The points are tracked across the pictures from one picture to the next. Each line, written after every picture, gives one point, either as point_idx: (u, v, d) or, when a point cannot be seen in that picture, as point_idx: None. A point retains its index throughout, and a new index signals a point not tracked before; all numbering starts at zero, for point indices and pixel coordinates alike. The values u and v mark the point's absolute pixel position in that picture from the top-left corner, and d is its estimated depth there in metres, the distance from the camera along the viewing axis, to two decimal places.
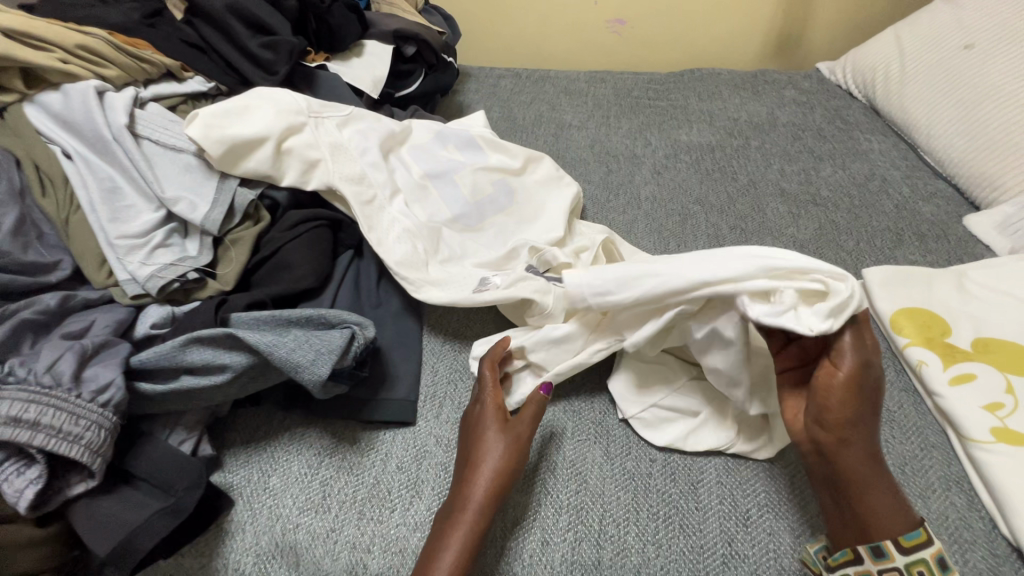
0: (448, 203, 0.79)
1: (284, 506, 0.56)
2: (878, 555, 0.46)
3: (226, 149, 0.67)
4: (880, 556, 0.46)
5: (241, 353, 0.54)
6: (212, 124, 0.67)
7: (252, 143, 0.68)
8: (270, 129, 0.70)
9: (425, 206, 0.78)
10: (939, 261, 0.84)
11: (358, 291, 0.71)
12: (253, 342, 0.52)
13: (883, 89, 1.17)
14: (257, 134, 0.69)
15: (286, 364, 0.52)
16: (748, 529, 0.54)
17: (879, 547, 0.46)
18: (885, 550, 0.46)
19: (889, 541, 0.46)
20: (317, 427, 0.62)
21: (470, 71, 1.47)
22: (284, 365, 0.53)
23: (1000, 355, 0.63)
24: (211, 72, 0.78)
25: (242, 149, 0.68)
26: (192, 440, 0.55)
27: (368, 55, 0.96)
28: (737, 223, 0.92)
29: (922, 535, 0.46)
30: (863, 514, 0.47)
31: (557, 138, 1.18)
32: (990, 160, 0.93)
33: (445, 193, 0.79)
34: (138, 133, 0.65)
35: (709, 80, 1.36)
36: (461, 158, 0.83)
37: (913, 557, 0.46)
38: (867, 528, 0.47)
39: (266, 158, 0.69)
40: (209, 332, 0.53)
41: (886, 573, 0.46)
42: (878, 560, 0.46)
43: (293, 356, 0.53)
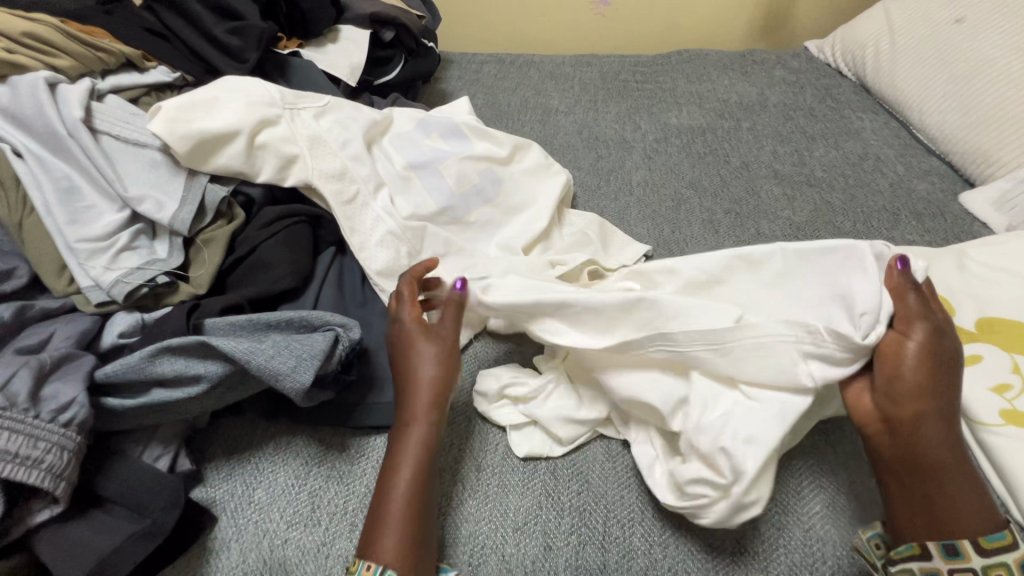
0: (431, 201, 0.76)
1: (271, 520, 0.53)
2: (953, 555, 0.43)
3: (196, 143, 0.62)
4: (953, 555, 0.43)
5: (217, 361, 0.50)
6: (182, 118, 0.63)
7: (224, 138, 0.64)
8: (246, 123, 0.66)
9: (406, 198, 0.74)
10: (937, 240, 0.82)
11: (342, 290, 0.68)
12: (228, 350, 0.49)
13: (874, 67, 1.15)
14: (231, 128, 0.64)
15: (264, 372, 0.49)
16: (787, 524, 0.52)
17: (953, 546, 0.43)
18: (959, 548, 0.43)
19: (968, 541, 0.43)
20: (303, 436, 0.59)
21: (452, 57, 1.43)
22: (263, 374, 0.49)
23: (1005, 334, 0.62)
24: (176, 61, 0.74)
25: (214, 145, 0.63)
26: (168, 455, 0.52)
27: (345, 41, 0.91)
28: (732, 206, 0.90)
29: (1006, 538, 0.43)
30: (948, 509, 0.44)
31: (544, 125, 1.14)
32: (983, 135, 0.91)
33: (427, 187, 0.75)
34: (96, 127, 0.61)
35: (696, 62, 1.33)
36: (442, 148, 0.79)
37: (994, 559, 0.43)
38: (946, 525, 0.44)
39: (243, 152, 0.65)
40: (180, 340, 0.49)
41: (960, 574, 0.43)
42: (951, 558, 0.43)
43: (272, 364, 0.49)
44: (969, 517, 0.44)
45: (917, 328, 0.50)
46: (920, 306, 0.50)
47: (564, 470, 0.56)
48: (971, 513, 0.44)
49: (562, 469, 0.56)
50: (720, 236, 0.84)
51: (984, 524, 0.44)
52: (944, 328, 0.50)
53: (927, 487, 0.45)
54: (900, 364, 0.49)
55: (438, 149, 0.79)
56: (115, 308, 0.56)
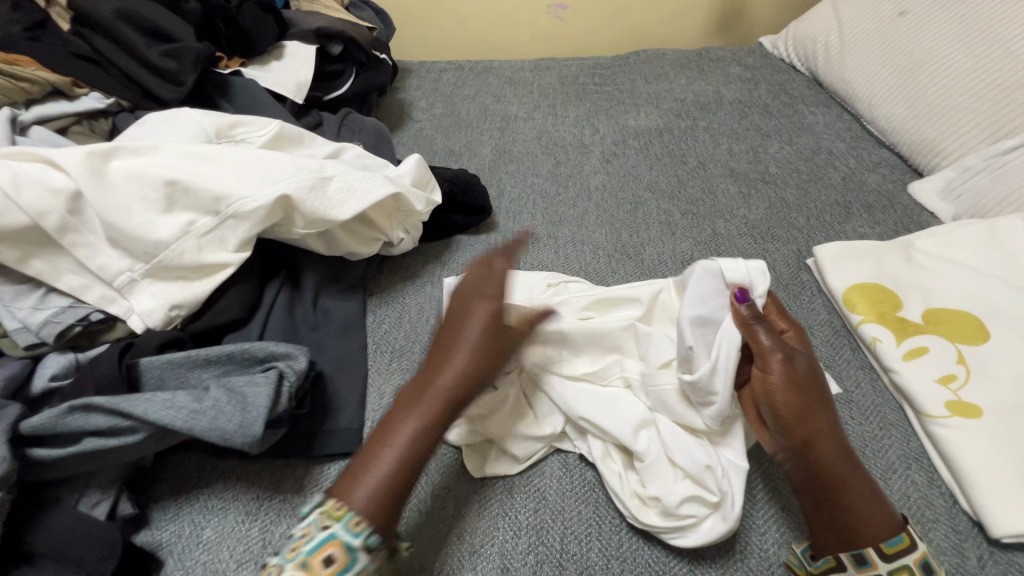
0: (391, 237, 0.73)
1: (220, 560, 0.51)
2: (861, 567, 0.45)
3: (161, 186, 0.57)
4: (862, 564, 0.45)
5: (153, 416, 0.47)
6: (124, 164, 0.57)
7: (194, 174, 0.59)
8: (208, 164, 0.61)
9: (340, 207, 0.64)
10: (888, 232, 0.83)
11: (293, 316, 0.66)
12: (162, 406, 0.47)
13: (824, 61, 1.17)
14: (197, 170, 0.60)
15: (206, 425, 0.47)
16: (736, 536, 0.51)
17: (860, 554, 0.46)
18: (867, 557, 0.45)
19: (871, 548, 0.45)
20: (254, 469, 0.57)
21: (411, 66, 1.41)
22: (205, 428, 0.47)
23: (951, 325, 0.63)
24: (109, 87, 0.72)
25: (195, 188, 0.58)
26: (107, 502, 0.50)
27: (289, 57, 0.90)
28: (689, 207, 0.90)
29: (905, 540, 0.46)
30: (852, 519, 0.47)
31: (503, 132, 1.13)
32: (928, 125, 0.93)
33: (375, 211, 0.69)
34: None
35: (654, 62, 1.34)
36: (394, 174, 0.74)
37: (896, 564, 0.45)
38: (852, 535, 0.46)
39: (223, 183, 0.59)
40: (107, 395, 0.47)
41: None
42: (861, 568, 0.45)
43: (213, 416, 0.47)
44: (869, 525, 0.46)
45: (772, 354, 0.53)
46: (771, 339, 0.54)
47: (521, 488, 0.56)
48: (876, 519, 0.47)
49: (519, 487, 0.56)
50: (677, 238, 0.84)
51: (883, 529, 0.46)
52: (797, 354, 0.54)
53: (831, 503, 0.48)
54: (775, 394, 0.52)
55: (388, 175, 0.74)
56: (46, 350, 0.54)
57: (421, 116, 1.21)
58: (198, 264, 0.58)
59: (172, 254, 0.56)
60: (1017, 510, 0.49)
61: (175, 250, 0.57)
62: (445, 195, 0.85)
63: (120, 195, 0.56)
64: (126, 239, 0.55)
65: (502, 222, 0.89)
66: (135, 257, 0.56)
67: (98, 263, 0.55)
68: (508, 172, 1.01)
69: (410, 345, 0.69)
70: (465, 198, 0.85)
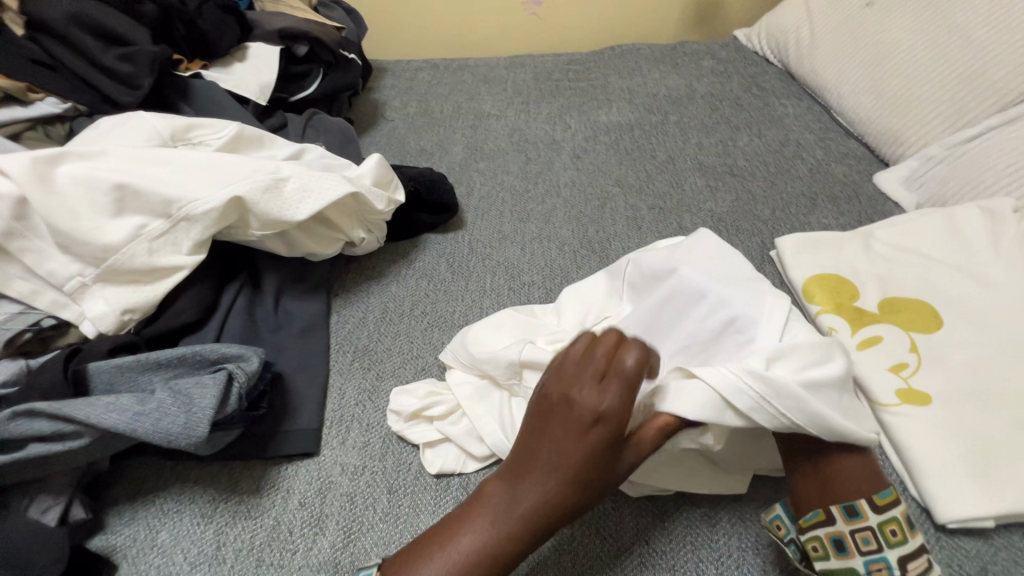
0: (354, 236, 0.73)
1: (174, 562, 0.51)
2: (840, 551, 0.44)
3: (110, 191, 0.57)
4: (852, 515, 0.44)
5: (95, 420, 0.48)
6: (72, 169, 0.57)
7: (142, 179, 0.59)
8: (158, 167, 0.61)
9: (294, 211, 0.63)
10: (852, 222, 0.84)
11: (253, 318, 0.66)
12: (106, 415, 0.47)
13: (796, 53, 1.17)
14: (147, 174, 0.60)
15: (151, 431, 0.48)
16: (686, 528, 0.52)
17: (852, 505, 0.44)
18: (858, 508, 0.44)
19: (862, 499, 0.44)
20: (211, 472, 0.57)
21: (387, 66, 1.41)
22: (151, 433, 0.48)
23: (905, 313, 0.64)
24: (66, 92, 0.71)
25: (145, 192, 0.58)
26: (59, 506, 0.50)
27: (253, 58, 0.90)
28: (657, 201, 0.90)
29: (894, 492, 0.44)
30: (830, 472, 0.46)
31: (475, 129, 1.13)
32: (892, 116, 0.93)
33: (334, 213, 0.69)
34: None
35: (628, 57, 1.34)
36: (353, 175, 0.74)
37: (887, 515, 0.43)
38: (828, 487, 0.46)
39: (172, 188, 0.59)
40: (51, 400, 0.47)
41: (860, 532, 0.43)
42: (851, 519, 0.44)
43: (158, 421, 0.48)
44: (857, 480, 0.45)
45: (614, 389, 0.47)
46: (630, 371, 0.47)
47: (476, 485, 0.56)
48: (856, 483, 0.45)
49: (474, 484, 0.56)
50: (644, 233, 0.84)
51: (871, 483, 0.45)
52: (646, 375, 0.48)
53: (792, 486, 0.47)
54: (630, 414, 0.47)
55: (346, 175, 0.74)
56: None
57: (394, 115, 1.21)
58: (150, 268, 0.58)
59: (122, 258, 0.57)
60: (961, 494, 0.50)
61: (126, 254, 0.57)
62: (410, 194, 0.85)
63: (69, 200, 0.56)
64: (77, 244, 0.56)
65: (469, 220, 0.89)
66: (86, 261, 0.56)
67: (48, 268, 0.55)
68: (478, 170, 1.01)
69: (372, 344, 0.69)
70: (430, 196, 0.86)
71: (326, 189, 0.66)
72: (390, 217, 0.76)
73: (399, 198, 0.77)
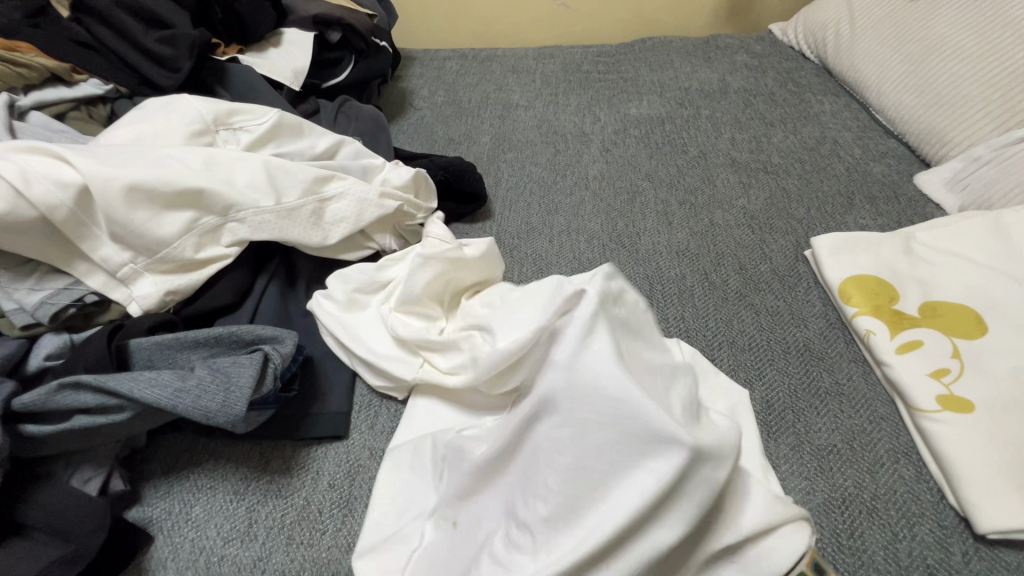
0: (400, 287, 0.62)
1: (208, 537, 0.52)
2: None
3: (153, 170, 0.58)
4: None
5: (136, 396, 0.48)
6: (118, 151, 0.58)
7: (186, 167, 0.60)
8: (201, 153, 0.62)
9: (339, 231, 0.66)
10: (890, 224, 0.81)
11: (285, 301, 0.67)
12: (148, 391, 0.48)
13: (834, 48, 1.14)
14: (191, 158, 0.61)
15: (191, 408, 0.48)
16: None
17: None
18: None
19: None
20: (243, 451, 0.58)
21: (415, 54, 1.41)
22: (190, 410, 0.49)
23: (947, 318, 0.62)
24: (107, 73, 0.72)
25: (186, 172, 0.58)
26: (99, 477, 0.52)
27: (287, 44, 0.91)
28: (687, 197, 0.89)
29: None
30: None
31: (503, 120, 1.13)
32: (937, 114, 0.90)
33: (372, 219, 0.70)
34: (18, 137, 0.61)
35: (660, 50, 1.32)
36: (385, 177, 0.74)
37: None
38: None
39: (218, 181, 0.61)
40: (94, 375, 0.48)
41: None
42: None
43: (197, 399, 0.49)
44: None
45: None
46: None
47: None
48: None
49: None
50: (673, 228, 0.83)
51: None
52: None
53: None
54: None
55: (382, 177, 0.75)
56: (41, 330, 0.55)
57: (422, 104, 1.21)
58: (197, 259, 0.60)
59: (174, 252, 0.59)
60: (1003, 506, 0.48)
61: (177, 248, 0.59)
62: (440, 183, 0.86)
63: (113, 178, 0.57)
64: (119, 222, 0.56)
65: (497, 210, 0.89)
66: (127, 239, 0.57)
67: (93, 247, 0.56)
68: (505, 161, 1.01)
69: None
70: (460, 185, 0.86)
71: (365, 192, 0.69)
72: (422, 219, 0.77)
73: (430, 204, 0.78)
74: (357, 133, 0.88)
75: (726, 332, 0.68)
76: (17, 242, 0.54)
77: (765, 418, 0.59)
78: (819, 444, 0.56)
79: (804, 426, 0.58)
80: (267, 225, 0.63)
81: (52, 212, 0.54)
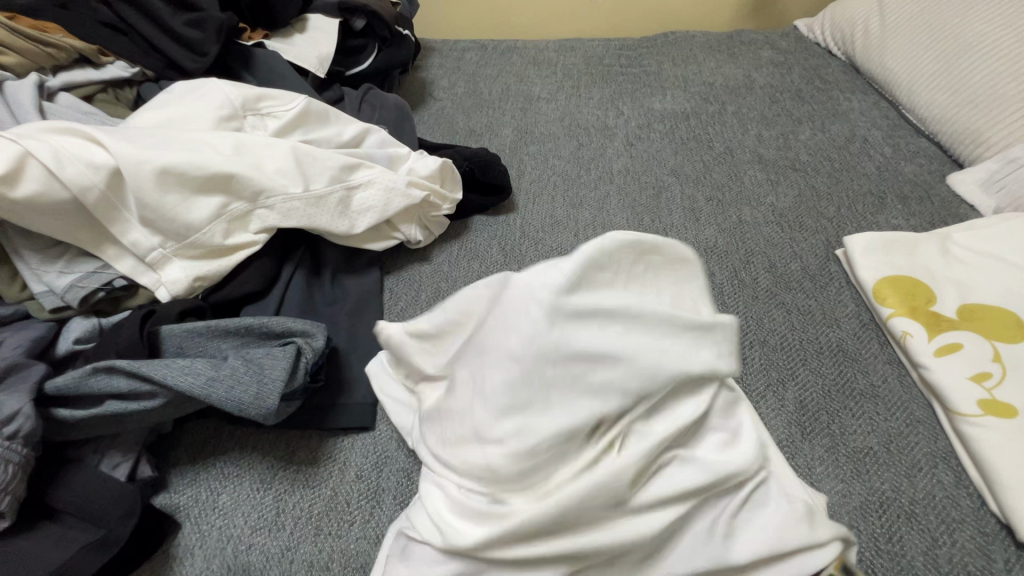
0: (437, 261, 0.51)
1: (235, 526, 0.52)
2: None
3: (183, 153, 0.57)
4: None
5: (169, 384, 0.48)
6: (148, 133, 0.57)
7: (216, 152, 0.59)
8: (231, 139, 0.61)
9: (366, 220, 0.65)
10: (923, 224, 0.80)
11: (311, 289, 0.66)
12: (181, 379, 0.48)
13: (863, 45, 1.12)
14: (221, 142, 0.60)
15: (223, 398, 0.48)
16: None
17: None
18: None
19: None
20: (269, 441, 0.57)
21: (433, 44, 1.39)
22: (222, 400, 0.48)
23: (987, 321, 0.61)
24: (135, 55, 0.71)
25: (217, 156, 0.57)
26: (127, 463, 0.52)
27: (312, 30, 0.90)
28: (714, 193, 0.87)
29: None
30: None
31: (525, 112, 1.11)
32: (972, 114, 0.88)
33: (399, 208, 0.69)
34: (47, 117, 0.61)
35: (683, 44, 1.30)
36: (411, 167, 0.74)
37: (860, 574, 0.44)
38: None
39: (248, 165, 0.60)
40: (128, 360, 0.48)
41: None
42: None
43: (230, 390, 0.48)
44: None
45: None
46: None
47: None
48: None
49: None
50: (701, 224, 0.82)
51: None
52: None
53: None
54: None
55: (408, 167, 0.74)
56: (71, 313, 0.55)
57: (442, 95, 1.20)
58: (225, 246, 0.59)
59: (203, 238, 0.58)
60: None
61: (206, 234, 0.58)
62: (464, 174, 0.85)
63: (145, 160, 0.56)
64: (148, 205, 0.55)
65: (521, 203, 0.87)
66: (155, 223, 0.56)
67: (123, 230, 0.56)
68: (529, 154, 0.99)
69: None
70: (484, 177, 0.85)
71: (394, 180, 0.68)
72: (446, 210, 0.76)
73: (457, 195, 0.77)
74: (381, 122, 0.86)
75: (756, 330, 0.67)
76: (48, 225, 0.53)
77: (799, 420, 0.58)
78: (854, 447, 0.55)
79: (839, 428, 0.57)
80: (296, 213, 0.62)
81: (83, 194, 0.53)
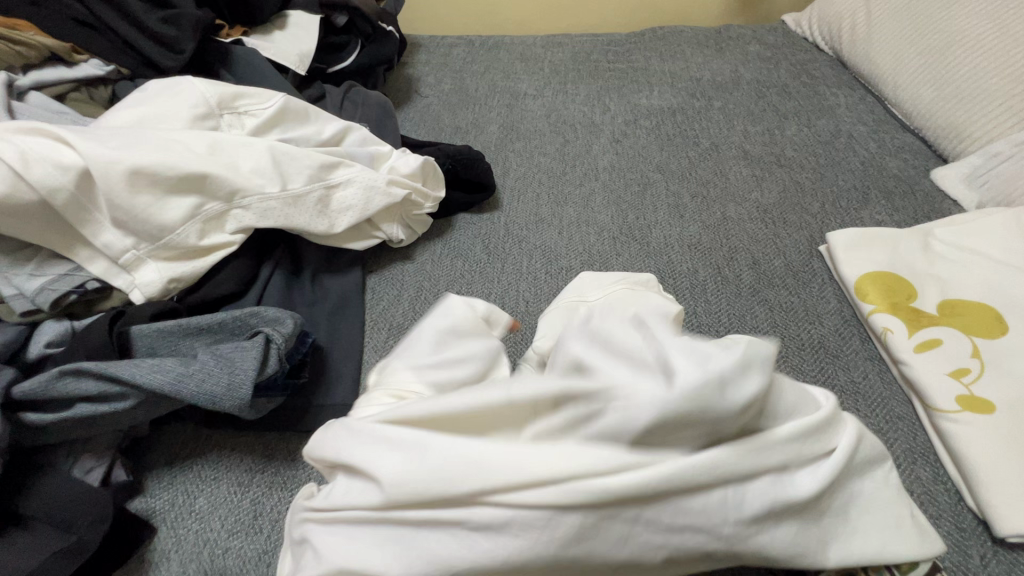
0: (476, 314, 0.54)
1: (211, 529, 0.51)
2: None
3: (155, 153, 0.56)
4: None
5: (139, 382, 0.47)
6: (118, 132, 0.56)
7: (190, 151, 0.58)
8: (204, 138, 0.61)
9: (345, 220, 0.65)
10: (906, 220, 0.80)
11: (289, 290, 0.65)
12: (151, 376, 0.47)
13: (849, 39, 1.12)
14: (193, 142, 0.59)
15: (196, 393, 0.48)
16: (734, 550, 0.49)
17: None
18: None
19: None
20: (247, 443, 0.57)
21: (420, 41, 1.38)
22: (195, 395, 0.48)
23: (967, 317, 0.61)
24: (108, 53, 0.70)
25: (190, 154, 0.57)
26: (101, 468, 0.51)
27: (293, 28, 0.89)
28: (699, 190, 0.87)
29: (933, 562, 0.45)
30: None
31: (511, 109, 1.11)
32: (957, 108, 0.88)
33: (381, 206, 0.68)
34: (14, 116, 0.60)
35: (671, 39, 1.29)
36: (395, 165, 0.73)
37: None
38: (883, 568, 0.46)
39: (223, 164, 0.59)
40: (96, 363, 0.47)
41: None
42: None
43: (203, 384, 0.48)
44: None
45: None
46: None
47: None
48: None
49: None
50: (686, 221, 0.82)
51: None
52: None
53: None
54: None
55: (390, 166, 0.73)
56: (42, 317, 0.54)
57: (428, 92, 1.19)
58: (201, 247, 0.59)
59: (177, 239, 0.57)
60: None
61: (181, 234, 0.57)
62: (448, 172, 0.84)
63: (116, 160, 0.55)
64: (120, 206, 0.55)
65: (505, 201, 0.87)
66: (126, 224, 0.55)
67: (94, 232, 0.55)
68: (514, 151, 0.99)
69: (406, 323, 0.67)
70: (469, 175, 0.84)
71: (374, 179, 0.68)
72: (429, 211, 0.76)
73: (439, 193, 0.76)
74: (363, 120, 0.85)
75: (738, 328, 0.67)
76: (17, 227, 0.52)
77: None
78: None
79: None
80: (273, 213, 0.61)
81: (52, 195, 0.52)
